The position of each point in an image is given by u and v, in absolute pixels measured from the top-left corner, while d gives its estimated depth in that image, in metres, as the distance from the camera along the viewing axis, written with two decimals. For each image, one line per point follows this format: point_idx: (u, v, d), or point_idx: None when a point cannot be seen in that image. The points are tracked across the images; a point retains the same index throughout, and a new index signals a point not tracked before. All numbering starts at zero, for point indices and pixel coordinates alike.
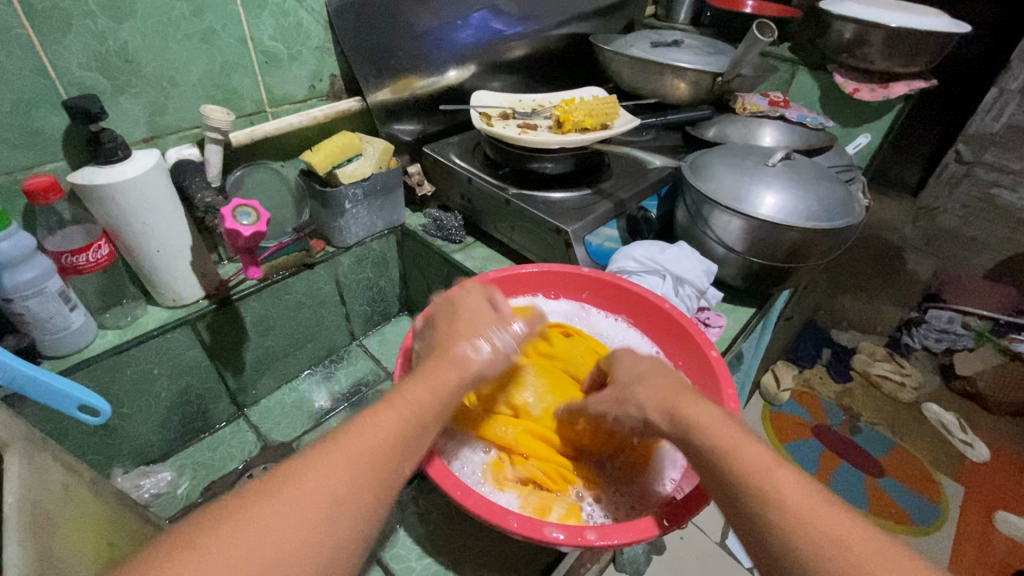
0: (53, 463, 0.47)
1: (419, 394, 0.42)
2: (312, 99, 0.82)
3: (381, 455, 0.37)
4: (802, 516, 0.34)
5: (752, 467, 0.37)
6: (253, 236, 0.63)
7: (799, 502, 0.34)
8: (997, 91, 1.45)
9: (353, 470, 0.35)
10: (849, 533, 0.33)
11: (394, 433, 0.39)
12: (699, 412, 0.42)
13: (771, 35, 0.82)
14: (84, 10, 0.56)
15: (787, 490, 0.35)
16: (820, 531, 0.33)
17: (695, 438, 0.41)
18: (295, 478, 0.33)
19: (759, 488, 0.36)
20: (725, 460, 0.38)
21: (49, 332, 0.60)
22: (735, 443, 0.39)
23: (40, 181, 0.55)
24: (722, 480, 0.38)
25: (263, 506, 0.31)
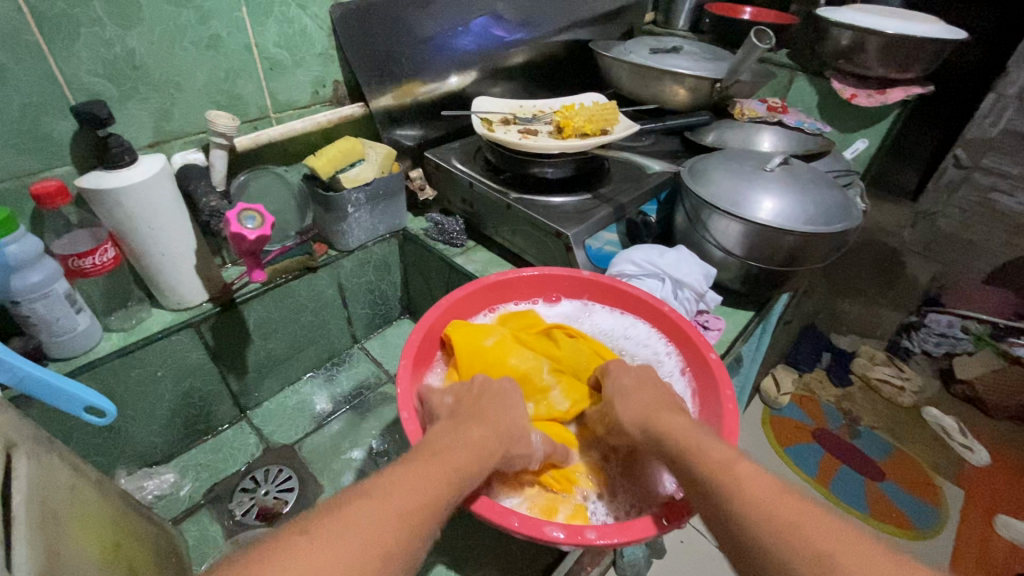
0: (59, 464, 0.48)
1: (459, 454, 0.44)
2: (315, 105, 0.83)
3: (424, 510, 0.39)
4: (759, 503, 0.37)
5: (716, 463, 0.41)
6: (257, 240, 0.64)
7: (757, 490, 0.38)
8: (994, 96, 1.44)
9: (399, 522, 0.37)
10: (803, 515, 0.36)
11: (436, 488, 0.41)
12: (674, 421, 0.47)
13: (769, 41, 0.83)
14: (92, 17, 0.57)
15: (755, 487, 0.38)
16: (774, 517, 0.36)
17: (670, 446, 0.45)
18: (345, 522, 0.36)
19: (723, 482, 0.40)
20: (693, 462, 0.42)
21: (55, 334, 0.61)
22: (701, 444, 0.43)
23: (47, 186, 0.56)
24: (692, 480, 0.42)
25: (319, 552, 0.33)
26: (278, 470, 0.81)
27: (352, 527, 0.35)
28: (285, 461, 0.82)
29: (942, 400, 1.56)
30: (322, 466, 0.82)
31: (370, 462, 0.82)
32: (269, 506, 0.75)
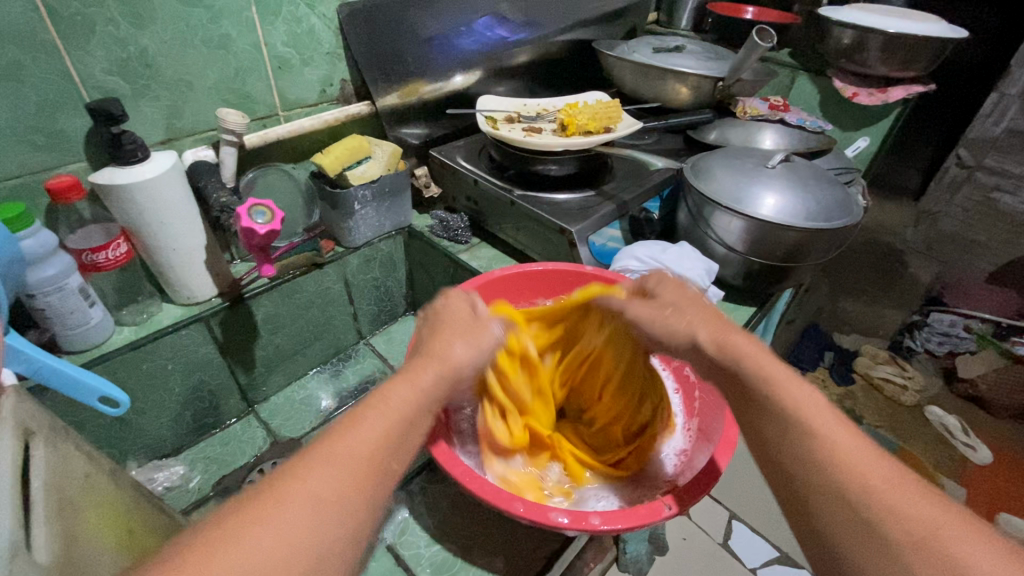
0: (75, 453, 0.49)
1: (403, 394, 0.41)
2: (323, 103, 0.84)
3: (367, 458, 0.36)
4: (847, 455, 0.37)
5: (804, 406, 0.40)
6: (267, 235, 0.65)
7: (843, 443, 0.37)
8: (997, 96, 1.48)
9: (341, 474, 0.34)
10: (887, 476, 0.35)
11: (380, 433, 0.38)
12: (757, 354, 0.44)
13: (771, 40, 0.84)
14: (107, 17, 0.59)
15: (845, 451, 0.37)
16: (860, 471, 0.36)
17: (747, 375, 0.44)
18: (277, 487, 0.32)
19: (811, 426, 0.39)
20: (779, 396, 0.41)
21: (69, 327, 0.62)
22: (786, 382, 0.42)
23: (62, 181, 0.57)
24: (771, 413, 0.41)
25: (246, 524, 0.30)
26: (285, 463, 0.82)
27: (283, 497, 0.32)
28: (292, 454, 0.83)
29: (945, 399, 1.56)
30: None
31: None
32: None
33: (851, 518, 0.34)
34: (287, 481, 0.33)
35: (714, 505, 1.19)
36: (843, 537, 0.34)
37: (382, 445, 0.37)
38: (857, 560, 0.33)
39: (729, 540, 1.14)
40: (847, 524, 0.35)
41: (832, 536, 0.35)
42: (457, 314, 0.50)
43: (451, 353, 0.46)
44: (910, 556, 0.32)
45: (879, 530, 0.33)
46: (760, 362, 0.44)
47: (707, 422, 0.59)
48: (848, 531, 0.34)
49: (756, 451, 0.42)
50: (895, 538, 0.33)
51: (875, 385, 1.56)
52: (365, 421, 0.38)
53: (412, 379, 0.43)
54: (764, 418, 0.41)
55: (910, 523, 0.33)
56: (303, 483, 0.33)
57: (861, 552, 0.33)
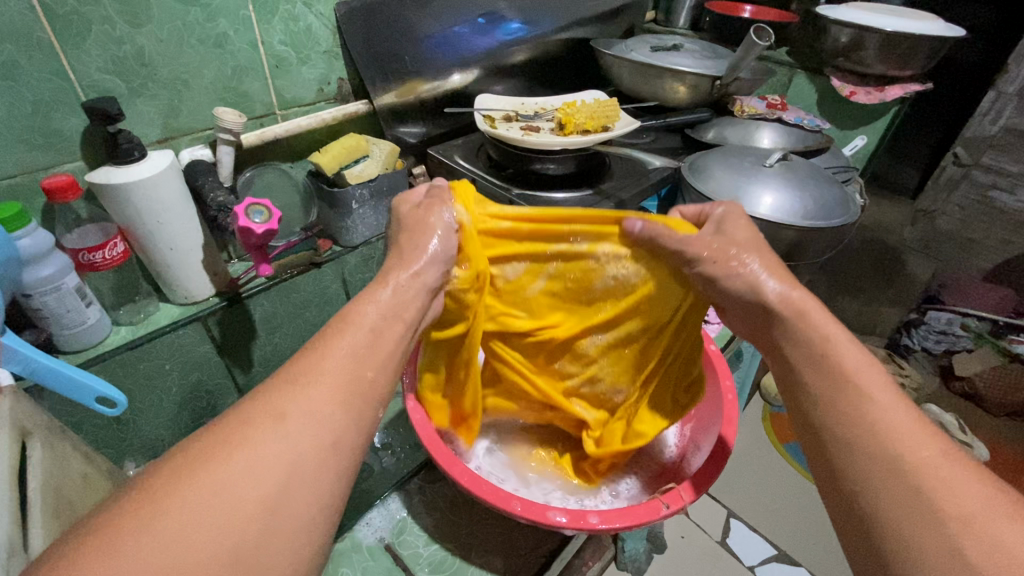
0: (72, 453, 0.49)
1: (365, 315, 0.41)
2: (320, 102, 0.83)
3: (337, 374, 0.36)
4: (902, 429, 0.37)
5: (861, 376, 0.40)
6: (265, 234, 0.65)
7: (896, 416, 0.38)
8: (995, 95, 1.48)
9: (313, 390, 0.34)
10: (941, 453, 0.36)
11: (345, 352, 0.37)
12: (823, 320, 0.44)
13: (769, 39, 0.84)
14: (103, 15, 0.58)
15: (891, 420, 0.38)
16: (906, 441, 0.37)
17: (807, 339, 0.44)
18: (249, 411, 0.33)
19: (872, 396, 0.39)
20: (841, 363, 0.41)
21: (65, 327, 0.62)
22: (839, 350, 0.42)
23: (58, 180, 0.57)
24: (824, 377, 0.41)
25: (222, 445, 0.30)
26: None
27: (250, 419, 0.32)
28: None
29: (942, 397, 1.56)
30: None
31: None
32: None
33: (899, 488, 0.35)
34: (257, 405, 0.33)
35: (713, 504, 1.20)
36: (878, 499, 0.36)
37: (355, 360, 0.37)
38: (896, 523, 0.34)
39: (727, 538, 1.14)
40: (878, 488, 0.36)
41: (871, 500, 0.36)
42: (405, 221, 0.49)
43: (418, 266, 0.45)
44: (957, 527, 0.33)
45: (922, 498, 0.34)
46: (811, 309, 0.45)
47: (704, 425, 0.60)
48: (889, 496, 0.35)
49: (801, 411, 0.43)
50: (941, 508, 0.33)
51: None
52: (332, 342, 0.38)
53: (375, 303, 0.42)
54: (819, 380, 0.42)
55: (958, 499, 0.34)
56: (271, 406, 0.33)
57: (897, 513, 0.35)
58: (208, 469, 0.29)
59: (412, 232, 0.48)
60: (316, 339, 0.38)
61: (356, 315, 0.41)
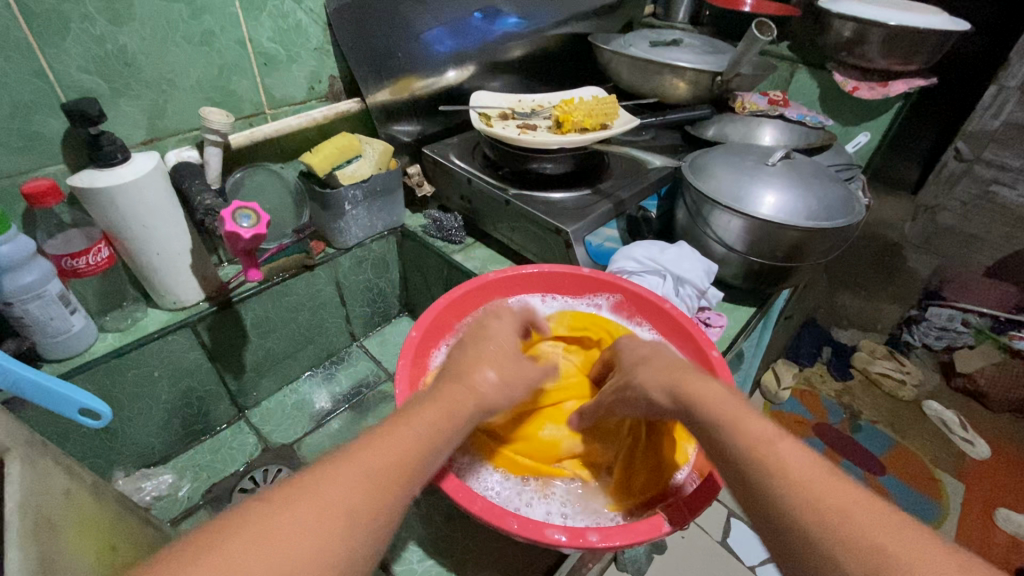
0: (54, 469, 0.47)
1: (434, 415, 0.41)
2: (311, 101, 0.82)
3: (396, 471, 0.36)
4: (808, 489, 0.33)
5: (758, 448, 0.36)
6: (253, 239, 0.63)
7: (799, 478, 0.34)
8: (996, 89, 1.45)
9: (371, 481, 0.34)
10: (856, 506, 0.32)
11: (408, 450, 0.37)
12: (703, 388, 0.43)
13: (771, 33, 0.81)
14: (82, 13, 0.56)
15: (791, 461, 0.35)
16: (817, 492, 0.33)
17: (699, 413, 0.41)
18: (312, 489, 0.32)
19: (766, 466, 0.35)
20: (730, 443, 0.38)
21: (48, 335, 0.60)
22: (739, 422, 0.39)
23: (38, 185, 0.55)
24: (724, 458, 0.38)
25: (284, 520, 0.30)
26: (277, 470, 0.80)
27: (313, 500, 0.32)
28: (285, 461, 0.82)
29: (943, 392, 1.56)
30: None
31: None
32: None
33: (828, 562, 0.31)
34: (319, 487, 0.32)
35: (713, 503, 1.18)
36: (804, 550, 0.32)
37: (413, 458, 0.37)
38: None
39: (727, 537, 1.13)
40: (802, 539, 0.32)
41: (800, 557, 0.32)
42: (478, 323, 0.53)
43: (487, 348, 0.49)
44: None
45: (849, 570, 0.30)
46: (699, 393, 0.42)
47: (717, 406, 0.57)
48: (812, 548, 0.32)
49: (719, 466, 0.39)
50: (848, 554, 0.30)
51: (874, 382, 1.55)
52: (394, 434, 0.38)
53: (442, 400, 0.42)
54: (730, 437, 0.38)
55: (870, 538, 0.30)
56: (336, 495, 0.32)
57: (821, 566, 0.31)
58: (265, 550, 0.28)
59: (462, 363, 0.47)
60: (382, 429, 0.38)
61: (416, 418, 0.40)
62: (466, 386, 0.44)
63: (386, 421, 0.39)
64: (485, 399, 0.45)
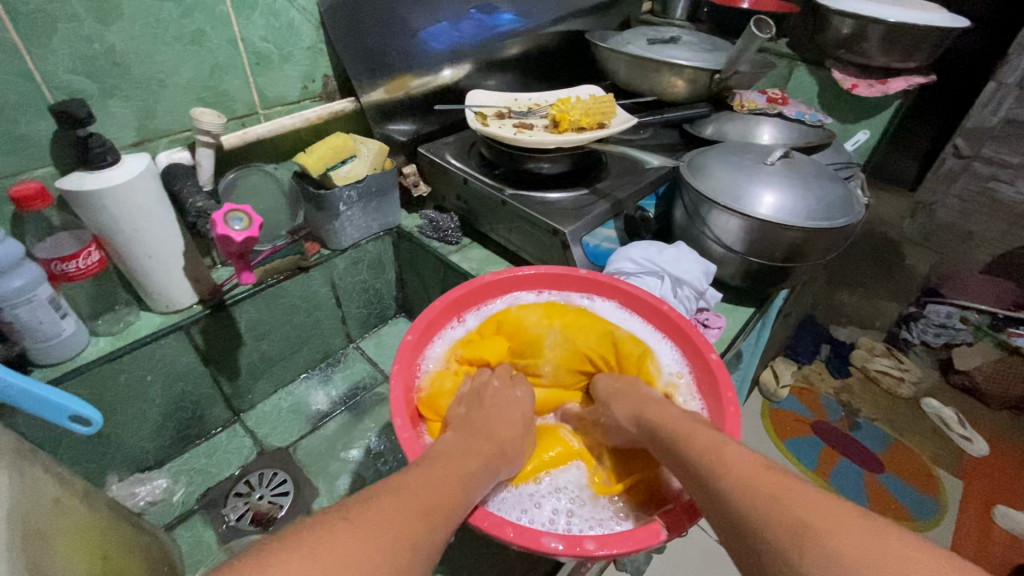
0: (44, 476, 0.46)
1: (469, 459, 0.49)
2: (305, 101, 0.81)
3: (445, 499, 0.43)
4: (743, 479, 0.43)
5: (708, 455, 0.46)
6: (245, 242, 0.62)
7: (737, 471, 0.44)
8: (995, 85, 1.42)
9: (425, 506, 0.42)
10: (783, 488, 0.41)
11: (452, 484, 0.45)
12: (663, 414, 0.54)
13: (770, 30, 0.80)
14: (70, 12, 0.55)
15: (733, 459, 0.45)
16: (754, 478, 0.43)
17: (665, 435, 0.52)
18: (381, 506, 0.40)
19: (714, 468, 0.45)
20: (687, 454, 0.48)
21: (39, 340, 0.59)
22: (693, 435, 0.49)
23: (27, 188, 0.54)
24: (685, 466, 0.48)
25: (362, 529, 0.37)
26: (273, 474, 0.80)
27: (383, 516, 0.39)
28: (281, 464, 0.81)
29: (942, 390, 1.56)
30: (318, 469, 0.81)
31: (367, 463, 0.82)
32: (264, 511, 0.74)
33: (763, 535, 0.39)
34: (386, 504, 0.40)
35: None
36: (752, 526, 0.40)
37: (455, 490, 0.45)
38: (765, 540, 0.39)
39: None
40: (746, 517, 0.41)
41: (753, 535, 0.40)
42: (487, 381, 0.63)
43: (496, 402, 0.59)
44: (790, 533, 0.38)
45: (776, 538, 0.38)
46: (664, 424, 0.53)
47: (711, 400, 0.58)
48: (755, 520, 0.40)
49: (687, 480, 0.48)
50: (780, 517, 0.39)
51: (872, 378, 1.55)
52: (438, 469, 0.46)
53: (473, 444, 0.52)
54: (690, 450, 0.48)
55: (793, 504, 0.39)
56: (402, 512, 0.40)
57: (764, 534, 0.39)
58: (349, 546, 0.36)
59: (478, 412, 0.57)
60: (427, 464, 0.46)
61: (459, 461, 0.49)
62: (486, 431, 0.54)
63: (429, 459, 0.47)
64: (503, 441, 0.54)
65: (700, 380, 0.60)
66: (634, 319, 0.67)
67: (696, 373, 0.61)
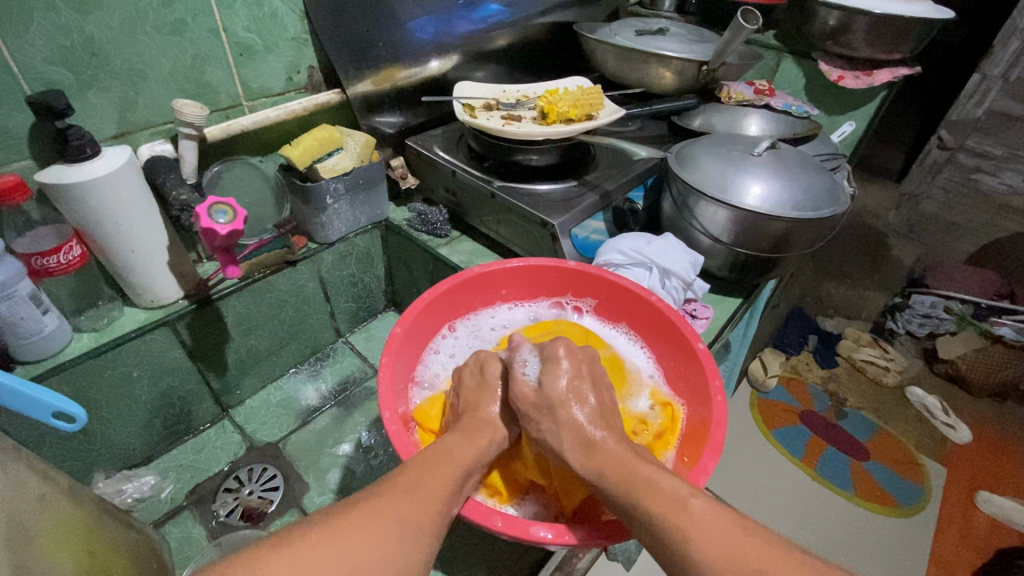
0: (28, 474, 0.45)
1: (461, 447, 0.48)
2: (289, 92, 0.80)
3: (434, 489, 0.42)
4: (721, 553, 0.37)
5: (676, 514, 0.39)
6: (230, 235, 0.61)
7: (717, 542, 0.37)
8: (979, 77, 1.42)
9: (411, 495, 0.41)
10: (768, 561, 0.36)
11: (441, 476, 0.44)
12: (609, 454, 0.46)
13: (757, 22, 0.80)
14: (46, 2, 0.54)
15: (705, 519, 0.39)
16: (737, 546, 0.37)
17: (614, 479, 0.44)
18: (360, 500, 0.40)
19: (685, 532, 0.38)
20: (643, 506, 0.41)
21: (20, 336, 0.58)
22: (652, 483, 0.42)
23: (4, 181, 0.53)
24: (644, 521, 0.41)
25: (336, 521, 0.37)
26: (263, 469, 0.79)
27: (359, 508, 0.39)
28: (270, 459, 0.81)
29: (925, 378, 1.60)
30: (309, 464, 0.80)
31: (358, 457, 0.82)
32: (254, 506, 0.74)
33: None
34: (364, 500, 0.40)
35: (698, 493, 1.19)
36: None
37: (445, 480, 0.44)
38: None
39: None
40: None
41: None
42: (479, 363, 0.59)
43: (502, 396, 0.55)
44: None
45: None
46: (626, 461, 0.45)
47: (698, 403, 0.58)
48: None
49: (643, 534, 0.41)
50: None
51: (858, 368, 1.57)
52: (424, 458, 0.45)
53: (468, 433, 0.51)
54: (651, 501, 0.41)
55: None
56: (378, 504, 0.39)
57: None
58: (318, 537, 0.36)
59: (472, 400, 0.55)
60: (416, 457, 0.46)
61: (450, 449, 0.47)
62: (482, 420, 0.53)
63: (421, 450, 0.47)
64: (501, 425, 0.54)
65: (688, 371, 0.61)
66: (623, 318, 0.68)
67: (676, 372, 0.63)
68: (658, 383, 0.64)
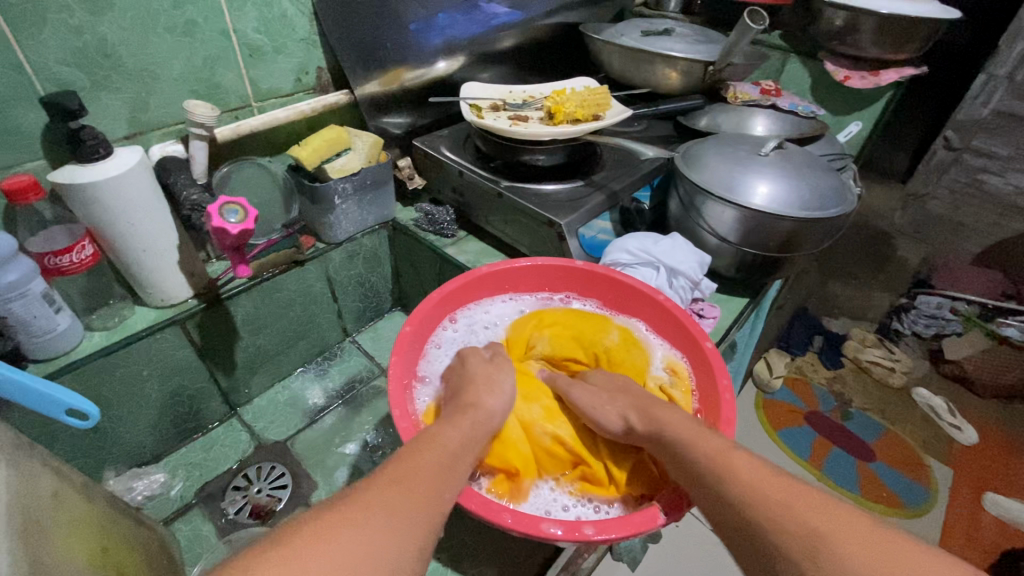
0: (42, 470, 0.45)
1: (455, 436, 0.49)
2: (298, 93, 0.80)
3: (426, 481, 0.43)
4: (757, 490, 0.42)
5: (719, 462, 0.45)
6: (241, 234, 0.62)
7: (751, 483, 0.43)
8: (985, 77, 1.38)
9: (403, 488, 0.41)
10: (795, 497, 0.41)
11: (433, 466, 0.44)
12: (664, 415, 0.52)
13: (763, 21, 0.80)
14: (60, 4, 0.55)
15: (742, 467, 0.44)
16: (766, 490, 0.42)
17: (669, 433, 0.50)
18: (351, 496, 0.40)
19: (720, 475, 0.44)
20: (691, 455, 0.47)
21: (33, 334, 0.59)
22: (698, 440, 0.48)
23: (19, 181, 0.54)
24: (690, 468, 0.47)
25: (328, 516, 0.38)
26: (271, 467, 0.80)
27: (350, 503, 0.39)
28: (278, 457, 0.81)
29: (931, 379, 1.59)
30: (317, 462, 0.81)
31: (364, 456, 0.82)
32: (262, 504, 0.74)
33: (776, 544, 0.39)
34: (355, 495, 0.40)
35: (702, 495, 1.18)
36: (767, 538, 0.40)
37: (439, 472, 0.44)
38: (778, 547, 0.39)
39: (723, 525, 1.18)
40: (756, 523, 0.41)
41: (763, 541, 0.40)
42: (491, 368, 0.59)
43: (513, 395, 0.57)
44: (805, 546, 0.38)
45: (789, 550, 0.38)
46: (648, 419, 0.53)
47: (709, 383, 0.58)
48: (768, 527, 0.40)
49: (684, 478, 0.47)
50: (789, 530, 0.39)
51: (863, 369, 1.56)
52: (414, 451, 0.45)
53: (465, 422, 0.51)
54: (698, 455, 0.46)
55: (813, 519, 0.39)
56: (370, 499, 0.40)
57: (778, 544, 0.39)
58: (311, 531, 0.36)
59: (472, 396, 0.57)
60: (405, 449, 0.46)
61: (443, 439, 0.48)
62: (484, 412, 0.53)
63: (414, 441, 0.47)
64: (501, 419, 0.54)
65: (698, 367, 0.61)
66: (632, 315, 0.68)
67: (689, 353, 0.62)
68: (675, 357, 0.64)
